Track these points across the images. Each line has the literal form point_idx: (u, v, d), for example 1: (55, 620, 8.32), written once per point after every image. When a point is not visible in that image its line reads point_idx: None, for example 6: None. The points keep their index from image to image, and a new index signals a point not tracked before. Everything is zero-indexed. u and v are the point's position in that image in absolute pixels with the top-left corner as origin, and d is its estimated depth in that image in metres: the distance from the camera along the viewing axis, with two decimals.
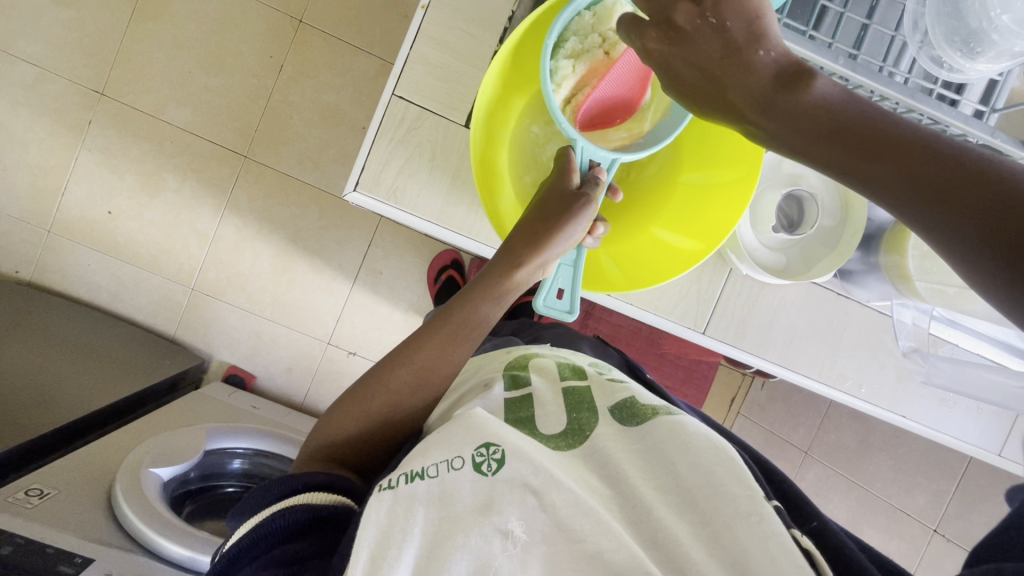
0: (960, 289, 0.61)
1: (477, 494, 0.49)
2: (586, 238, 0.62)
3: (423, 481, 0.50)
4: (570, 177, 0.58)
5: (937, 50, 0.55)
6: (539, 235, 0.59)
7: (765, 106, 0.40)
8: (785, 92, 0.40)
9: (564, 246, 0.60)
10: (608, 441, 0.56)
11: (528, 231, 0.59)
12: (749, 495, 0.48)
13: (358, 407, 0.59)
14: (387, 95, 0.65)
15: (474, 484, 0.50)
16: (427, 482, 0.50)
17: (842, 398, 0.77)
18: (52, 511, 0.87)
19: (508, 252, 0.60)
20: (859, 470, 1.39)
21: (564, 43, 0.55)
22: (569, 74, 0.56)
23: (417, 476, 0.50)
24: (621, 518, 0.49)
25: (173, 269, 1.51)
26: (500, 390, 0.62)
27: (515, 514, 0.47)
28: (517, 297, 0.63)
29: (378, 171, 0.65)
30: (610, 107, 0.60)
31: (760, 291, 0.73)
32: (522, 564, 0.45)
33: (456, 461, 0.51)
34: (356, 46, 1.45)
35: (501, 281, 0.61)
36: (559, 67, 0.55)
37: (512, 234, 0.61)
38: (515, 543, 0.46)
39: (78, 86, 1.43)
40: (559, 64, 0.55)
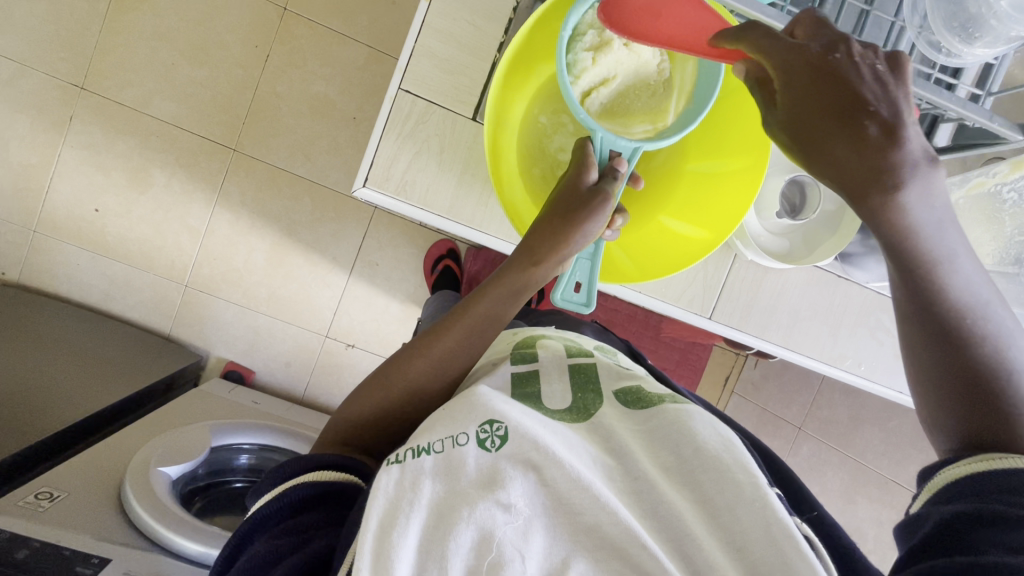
0: None
1: (481, 468, 0.50)
2: (605, 232, 0.61)
3: (429, 456, 0.51)
4: (588, 172, 0.57)
5: (936, 35, 0.56)
6: (556, 230, 0.57)
7: (874, 181, 0.42)
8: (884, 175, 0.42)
9: (583, 242, 0.58)
10: (611, 418, 0.58)
11: (546, 225, 0.58)
12: (751, 482, 0.50)
13: (375, 396, 0.58)
14: (394, 89, 0.65)
15: (478, 459, 0.51)
16: (434, 457, 0.51)
17: (842, 376, 0.79)
18: (63, 513, 0.87)
19: (526, 246, 0.59)
20: (850, 443, 1.43)
21: (581, 36, 0.55)
22: (588, 66, 0.56)
23: (424, 451, 0.51)
24: (621, 489, 0.51)
25: (166, 266, 1.49)
26: (507, 366, 0.63)
27: (517, 488, 0.49)
28: (534, 292, 0.62)
29: (386, 166, 0.65)
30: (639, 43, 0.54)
31: (763, 275, 0.75)
32: (524, 535, 0.46)
33: (461, 437, 0.52)
34: (343, 34, 1.42)
35: (519, 275, 0.59)
36: (577, 59, 0.55)
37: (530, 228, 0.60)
38: (517, 515, 0.47)
39: (58, 81, 1.39)
40: (577, 57, 0.55)
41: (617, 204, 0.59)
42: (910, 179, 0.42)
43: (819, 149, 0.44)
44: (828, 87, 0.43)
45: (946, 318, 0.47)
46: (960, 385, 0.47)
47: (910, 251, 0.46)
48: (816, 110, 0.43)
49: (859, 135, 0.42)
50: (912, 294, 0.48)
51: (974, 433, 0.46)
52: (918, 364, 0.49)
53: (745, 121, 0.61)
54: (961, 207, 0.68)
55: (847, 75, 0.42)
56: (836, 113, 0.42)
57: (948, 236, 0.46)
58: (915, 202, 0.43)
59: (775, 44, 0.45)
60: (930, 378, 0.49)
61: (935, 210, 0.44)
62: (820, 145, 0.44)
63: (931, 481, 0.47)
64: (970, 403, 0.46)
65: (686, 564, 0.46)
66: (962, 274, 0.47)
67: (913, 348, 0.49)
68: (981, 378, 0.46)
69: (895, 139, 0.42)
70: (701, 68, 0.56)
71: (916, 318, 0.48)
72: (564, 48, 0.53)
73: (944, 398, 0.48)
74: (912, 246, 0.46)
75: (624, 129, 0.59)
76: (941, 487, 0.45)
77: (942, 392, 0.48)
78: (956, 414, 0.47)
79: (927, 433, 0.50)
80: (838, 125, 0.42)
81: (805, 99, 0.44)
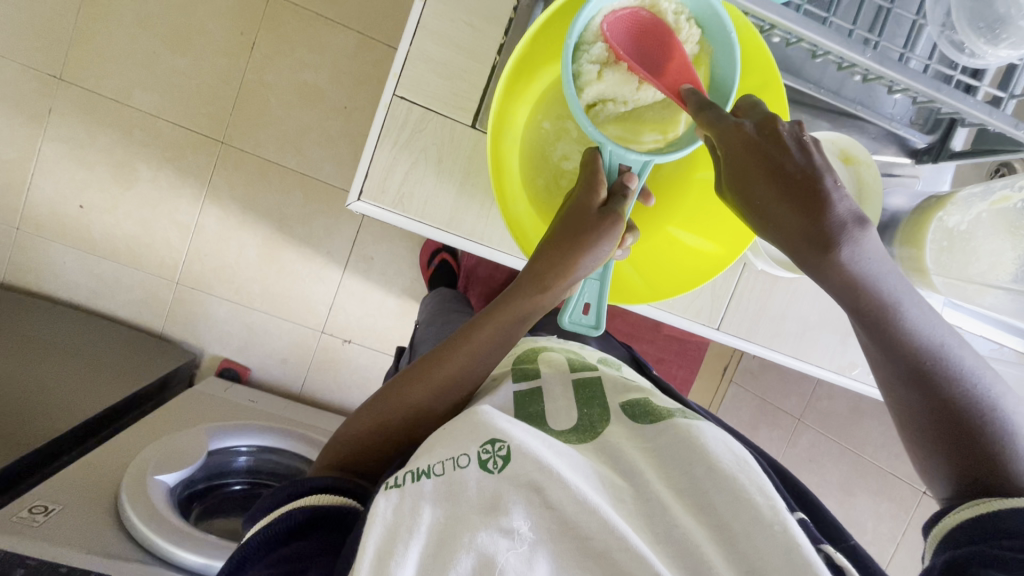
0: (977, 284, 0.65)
1: (483, 491, 0.48)
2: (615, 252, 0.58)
3: (430, 479, 0.49)
4: (597, 191, 0.54)
5: (959, 34, 0.53)
6: (566, 254, 0.54)
7: (809, 242, 0.44)
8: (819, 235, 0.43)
9: (592, 265, 0.55)
10: (619, 437, 0.57)
11: (553, 249, 0.54)
12: (770, 505, 0.47)
13: (375, 422, 0.56)
14: (389, 96, 0.61)
15: (480, 482, 0.48)
16: (434, 480, 0.49)
17: (852, 384, 0.78)
18: (57, 527, 0.85)
19: (532, 270, 0.55)
20: (851, 435, 1.37)
21: (587, 46, 0.53)
22: (593, 78, 0.53)
23: (424, 474, 0.50)
24: (632, 512, 0.49)
25: (155, 263, 1.46)
26: (510, 384, 0.61)
27: (520, 513, 0.46)
28: (541, 316, 0.58)
29: (382, 178, 0.62)
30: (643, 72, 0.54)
31: (773, 284, 0.73)
32: (529, 562, 0.44)
33: (462, 459, 0.50)
34: (332, 20, 1.37)
35: (525, 300, 0.56)
36: (582, 70, 0.53)
37: (537, 250, 0.56)
38: (522, 541, 0.45)
39: (34, 72, 1.33)
40: (583, 69, 0.53)
41: (627, 221, 0.56)
42: (846, 239, 0.43)
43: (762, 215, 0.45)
44: (761, 156, 0.44)
45: (916, 361, 0.47)
46: (943, 427, 0.48)
47: (862, 304, 0.46)
48: (753, 179, 0.45)
49: (794, 200, 0.43)
50: (876, 344, 0.48)
51: (964, 468, 0.47)
52: (895, 409, 0.50)
53: None
54: (983, 221, 0.64)
55: (774, 148, 0.44)
56: (771, 182, 0.44)
57: (892, 286, 0.46)
58: (857, 258, 0.44)
59: (716, 121, 0.46)
60: (908, 413, 0.49)
61: (877, 262, 0.45)
62: (760, 211, 0.45)
63: (936, 527, 0.47)
64: (957, 443, 0.47)
65: None
66: (914, 318, 0.47)
67: (893, 391, 0.50)
68: (958, 417, 0.47)
69: (825, 204, 0.43)
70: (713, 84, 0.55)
71: (886, 367, 0.49)
72: (569, 57, 0.51)
73: (931, 442, 0.49)
74: (865, 300, 0.46)
75: (634, 139, 0.56)
76: (948, 531, 0.46)
77: (928, 436, 0.49)
78: (944, 457, 0.48)
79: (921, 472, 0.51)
80: (773, 196, 0.44)
81: (738, 168, 0.45)
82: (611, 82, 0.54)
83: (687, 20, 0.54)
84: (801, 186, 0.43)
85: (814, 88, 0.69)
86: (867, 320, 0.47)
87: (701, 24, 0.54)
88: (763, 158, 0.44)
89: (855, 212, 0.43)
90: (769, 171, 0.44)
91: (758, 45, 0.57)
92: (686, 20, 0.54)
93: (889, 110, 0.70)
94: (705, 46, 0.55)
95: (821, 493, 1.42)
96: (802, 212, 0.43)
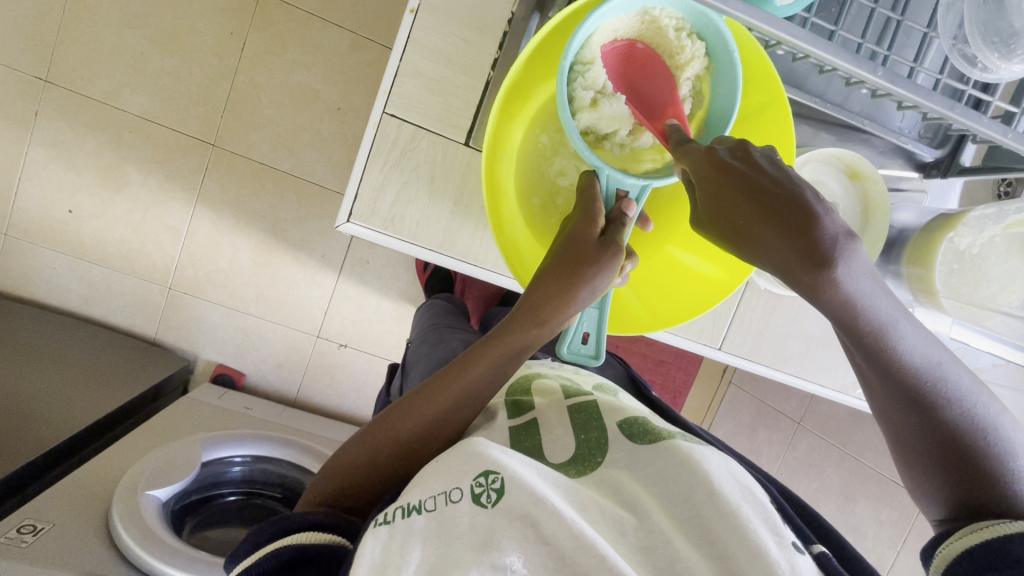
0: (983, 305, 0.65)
1: (476, 528, 0.46)
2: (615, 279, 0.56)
3: (420, 515, 0.48)
4: (595, 223, 0.52)
5: (970, 48, 0.51)
6: (564, 288, 0.52)
7: (804, 261, 0.41)
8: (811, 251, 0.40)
9: (588, 298, 0.53)
10: (619, 468, 0.55)
11: (551, 280, 0.53)
12: (778, 542, 0.47)
13: (366, 454, 0.54)
14: (378, 113, 0.59)
15: (474, 516, 0.47)
16: (425, 516, 0.48)
17: (856, 403, 0.77)
18: (47, 546, 0.84)
19: (528, 303, 0.53)
20: (851, 440, 1.37)
21: (582, 70, 0.52)
22: (587, 104, 0.53)
23: (414, 510, 0.49)
24: (632, 547, 0.47)
25: (147, 268, 1.43)
26: (503, 419, 0.60)
27: (514, 549, 0.45)
28: (537, 348, 0.56)
29: (373, 198, 0.60)
30: (638, 102, 0.54)
31: (776, 302, 0.72)
32: None
33: (455, 493, 0.49)
34: (324, 19, 1.33)
35: (521, 333, 0.54)
36: (577, 96, 0.52)
37: (533, 281, 0.54)
38: None
39: (20, 75, 1.30)
40: (577, 94, 0.52)
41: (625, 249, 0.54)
42: (844, 257, 0.40)
43: (745, 235, 0.43)
44: (735, 177, 0.43)
45: (912, 382, 0.45)
46: (939, 449, 0.46)
47: (856, 328, 0.43)
48: (732, 201, 0.43)
49: (779, 218, 0.41)
50: (871, 365, 0.46)
51: (959, 493, 0.46)
52: (886, 429, 0.48)
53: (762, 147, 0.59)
54: (997, 245, 0.63)
55: (746, 166, 0.43)
56: (750, 198, 0.42)
57: (887, 307, 0.44)
58: (854, 276, 0.41)
59: (688, 150, 0.47)
60: (902, 437, 0.47)
61: (871, 280, 0.42)
62: (743, 233, 0.43)
63: (937, 555, 0.46)
64: (951, 466, 0.46)
65: None
66: (908, 335, 0.45)
67: (887, 415, 0.47)
68: (951, 438, 0.46)
69: (815, 219, 0.40)
70: (714, 98, 0.53)
71: (881, 387, 0.46)
72: (566, 80, 0.50)
73: (925, 465, 0.47)
74: (859, 323, 0.43)
75: (632, 161, 0.56)
76: (953, 558, 0.44)
77: (922, 458, 0.47)
78: (939, 478, 0.47)
79: (911, 491, 0.50)
80: (753, 214, 0.42)
81: (714, 192, 0.44)
82: (606, 111, 0.54)
83: (686, 34, 0.51)
84: (782, 202, 0.41)
85: (819, 102, 0.68)
86: (863, 342, 0.44)
87: (703, 37, 0.52)
88: (736, 178, 0.43)
89: (845, 228, 0.41)
90: (748, 190, 0.42)
91: (761, 59, 0.55)
92: (688, 35, 0.52)
93: (897, 124, 0.69)
94: (709, 58, 0.53)
95: (821, 497, 1.41)
96: (790, 227, 0.41)
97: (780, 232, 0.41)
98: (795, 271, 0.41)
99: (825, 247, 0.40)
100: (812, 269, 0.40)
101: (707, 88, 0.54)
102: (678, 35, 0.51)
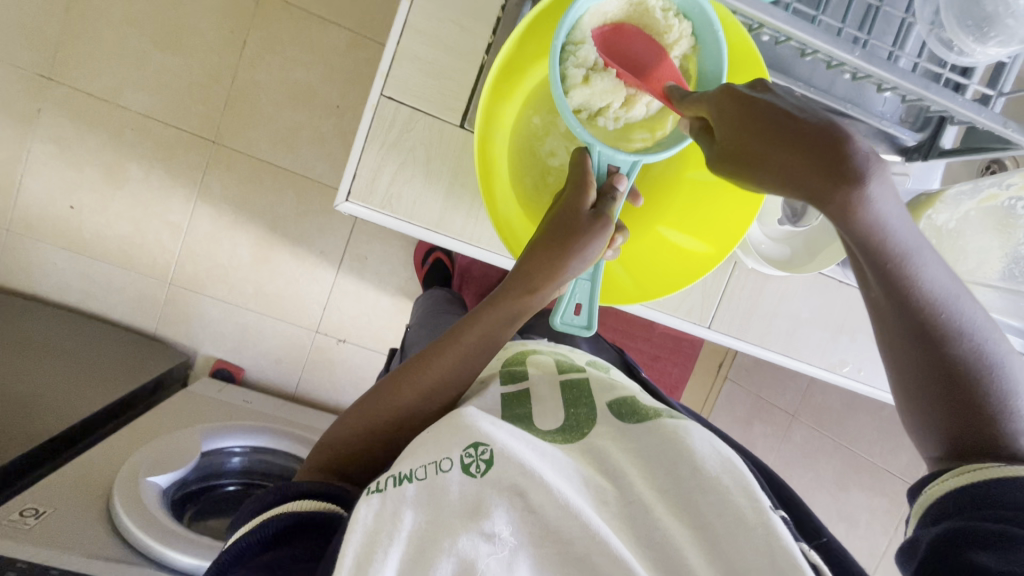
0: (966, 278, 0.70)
1: (465, 495, 0.48)
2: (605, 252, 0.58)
3: (411, 484, 0.49)
4: (587, 194, 0.54)
5: (947, 32, 0.54)
6: (554, 257, 0.54)
7: (827, 180, 0.41)
8: (836, 171, 0.41)
9: (580, 268, 0.55)
10: (605, 440, 0.56)
11: (543, 250, 0.54)
12: (753, 506, 0.47)
13: (364, 423, 0.56)
14: (376, 96, 0.61)
15: (463, 485, 0.49)
16: (416, 485, 0.49)
17: (843, 382, 0.79)
18: (50, 530, 0.85)
19: (521, 272, 0.55)
20: (843, 430, 1.39)
21: (574, 49, 0.54)
22: (580, 81, 0.54)
23: (406, 479, 0.50)
24: (615, 515, 0.49)
25: (147, 263, 1.45)
26: (497, 385, 0.61)
27: (502, 517, 0.46)
28: (530, 317, 0.58)
29: (371, 178, 0.62)
30: (635, 74, 0.55)
31: (764, 282, 0.74)
32: (509, 566, 0.44)
33: (445, 463, 0.49)
34: (323, 18, 1.36)
35: (513, 301, 0.56)
36: (569, 73, 0.54)
37: (526, 252, 0.56)
38: (503, 546, 0.45)
39: (23, 72, 1.31)
40: (570, 71, 0.54)
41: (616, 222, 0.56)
42: (874, 177, 0.41)
43: (766, 163, 0.44)
44: (755, 108, 0.44)
45: (924, 317, 0.46)
46: (942, 387, 0.47)
47: (878, 253, 0.44)
48: (752, 131, 0.44)
49: (800, 141, 0.42)
50: (888, 298, 0.46)
51: (958, 434, 0.47)
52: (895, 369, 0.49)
53: None
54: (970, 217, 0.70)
55: (767, 99, 0.44)
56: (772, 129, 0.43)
57: (908, 236, 0.44)
58: (880, 200, 0.42)
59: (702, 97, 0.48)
60: (908, 375, 0.48)
61: (897, 206, 0.42)
62: (764, 162, 0.44)
63: (918, 500, 0.48)
64: (952, 406, 0.47)
65: None
66: (927, 267, 0.45)
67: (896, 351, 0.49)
68: (958, 374, 0.47)
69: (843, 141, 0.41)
70: (702, 76, 0.55)
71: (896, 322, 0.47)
72: (557, 59, 0.51)
73: (928, 401, 0.48)
74: (881, 248, 0.44)
75: (623, 138, 0.57)
76: (942, 495, 0.46)
77: (926, 394, 0.48)
78: (939, 418, 0.48)
79: (910, 432, 0.51)
80: (775, 141, 0.43)
81: (732, 125, 0.45)
82: (599, 87, 0.55)
83: (674, 15, 0.54)
84: (808, 128, 0.42)
85: (804, 86, 0.69)
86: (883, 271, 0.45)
87: (689, 15, 0.54)
88: (754, 110, 0.44)
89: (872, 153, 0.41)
90: (767, 119, 0.43)
91: (744, 42, 0.57)
92: (675, 16, 0.54)
93: (879, 108, 0.70)
94: (695, 39, 0.55)
95: (814, 488, 1.43)
96: (812, 148, 0.41)
97: (802, 153, 0.42)
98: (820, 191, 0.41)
99: (850, 166, 0.40)
100: (835, 189, 0.41)
101: (694, 68, 0.56)
102: (665, 16, 0.54)
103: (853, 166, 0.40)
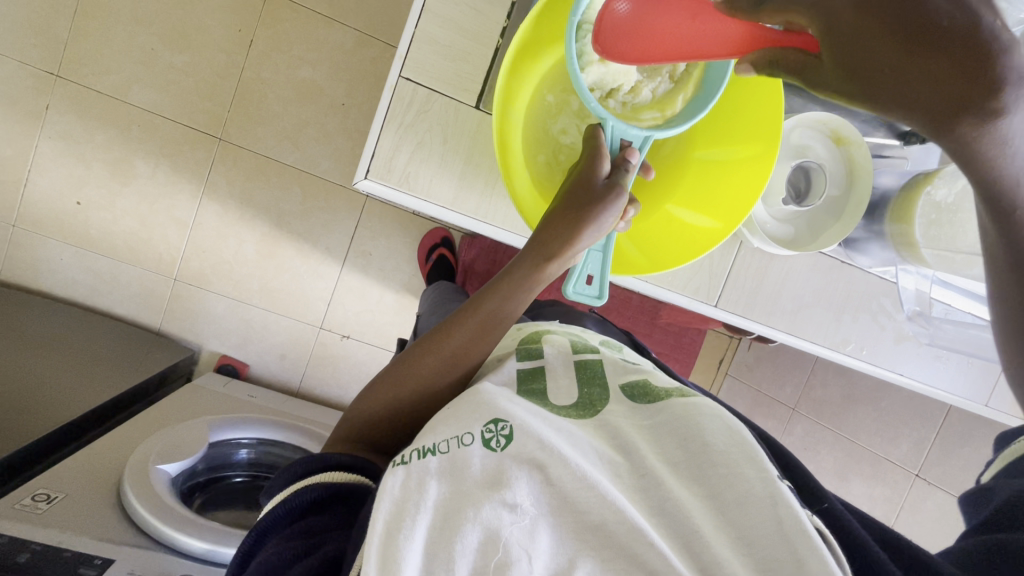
0: (966, 256, 0.66)
1: (486, 468, 0.48)
2: (619, 224, 0.59)
3: (434, 457, 0.49)
4: (600, 164, 0.56)
5: None
6: (571, 225, 0.56)
7: (944, 108, 0.40)
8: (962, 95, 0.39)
9: (594, 237, 0.57)
10: (618, 416, 0.58)
11: (559, 219, 0.57)
12: (762, 477, 0.48)
13: (386, 391, 0.58)
14: (394, 77, 0.63)
15: (484, 459, 0.49)
16: (439, 457, 0.49)
17: (846, 360, 0.83)
18: (62, 515, 0.86)
19: (537, 240, 0.57)
20: (844, 422, 1.41)
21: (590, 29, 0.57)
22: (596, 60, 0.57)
23: (429, 452, 0.50)
24: (629, 487, 0.50)
25: (153, 259, 1.46)
26: (512, 362, 0.63)
27: (523, 488, 0.46)
28: (545, 286, 0.60)
29: (389, 157, 0.64)
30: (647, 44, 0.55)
31: (769, 262, 0.77)
32: (530, 535, 0.44)
33: (466, 437, 0.50)
34: (330, 17, 1.38)
35: (529, 269, 0.58)
36: (586, 50, 0.56)
37: (542, 222, 0.58)
38: (524, 515, 0.45)
39: (31, 69, 1.33)
40: (586, 48, 0.56)
41: (629, 195, 0.58)
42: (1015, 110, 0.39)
43: (876, 84, 0.42)
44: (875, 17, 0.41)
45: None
46: None
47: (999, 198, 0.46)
48: (870, 49, 0.42)
49: (928, 59, 0.39)
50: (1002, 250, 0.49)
51: None
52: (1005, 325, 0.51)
53: (756, 111, 0.63)
54: None
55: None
56: (893, 35, 0.40)
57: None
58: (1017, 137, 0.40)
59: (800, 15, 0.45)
60: None
61: None
62: (873, 81, 0.42)
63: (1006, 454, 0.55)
64: None
65: (693, 560, 0.44)
66: None
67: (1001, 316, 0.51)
68: None
69: (994, 57, 0.37)
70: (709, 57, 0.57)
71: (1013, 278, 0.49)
72: (574, 35, 0.54)
73: None
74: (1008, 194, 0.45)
75: (633, 117, 0.60)
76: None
77: None
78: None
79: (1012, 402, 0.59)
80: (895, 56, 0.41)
81: (843, 41, 0.43)
82: (613, 67, 0.58)
83: None
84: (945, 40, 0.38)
85: None
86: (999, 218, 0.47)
87: None
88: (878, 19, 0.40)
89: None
90: (889, 30, 0.40)
91: None
92: None
93: None
94: None
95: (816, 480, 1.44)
96: (936, 68, 0.39)
97: (925, 75, 0.40)
98: (938, 115, 0.41)
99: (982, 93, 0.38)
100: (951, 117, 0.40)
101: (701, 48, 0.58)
102: None
103: (992, 90, 0.38)
